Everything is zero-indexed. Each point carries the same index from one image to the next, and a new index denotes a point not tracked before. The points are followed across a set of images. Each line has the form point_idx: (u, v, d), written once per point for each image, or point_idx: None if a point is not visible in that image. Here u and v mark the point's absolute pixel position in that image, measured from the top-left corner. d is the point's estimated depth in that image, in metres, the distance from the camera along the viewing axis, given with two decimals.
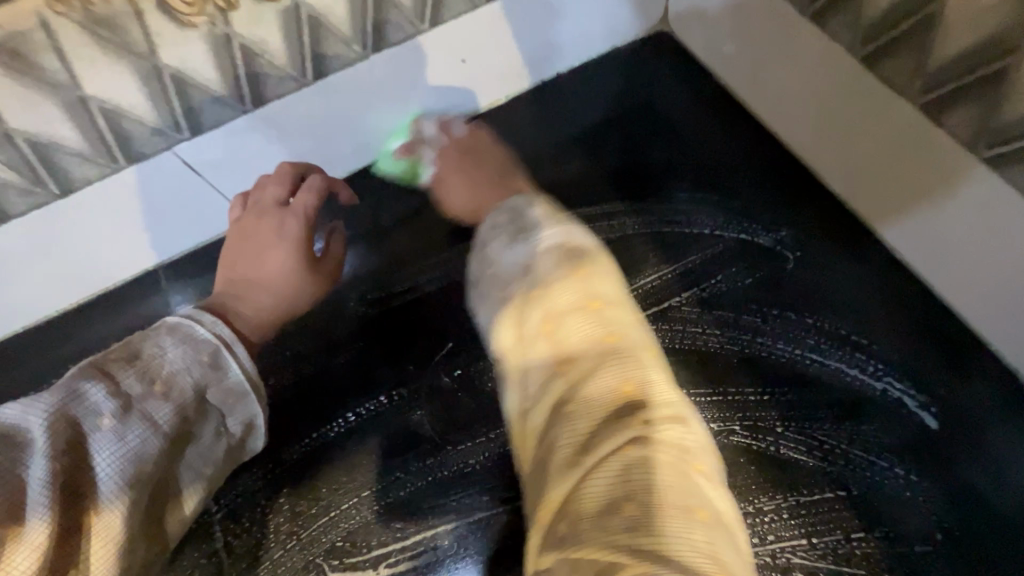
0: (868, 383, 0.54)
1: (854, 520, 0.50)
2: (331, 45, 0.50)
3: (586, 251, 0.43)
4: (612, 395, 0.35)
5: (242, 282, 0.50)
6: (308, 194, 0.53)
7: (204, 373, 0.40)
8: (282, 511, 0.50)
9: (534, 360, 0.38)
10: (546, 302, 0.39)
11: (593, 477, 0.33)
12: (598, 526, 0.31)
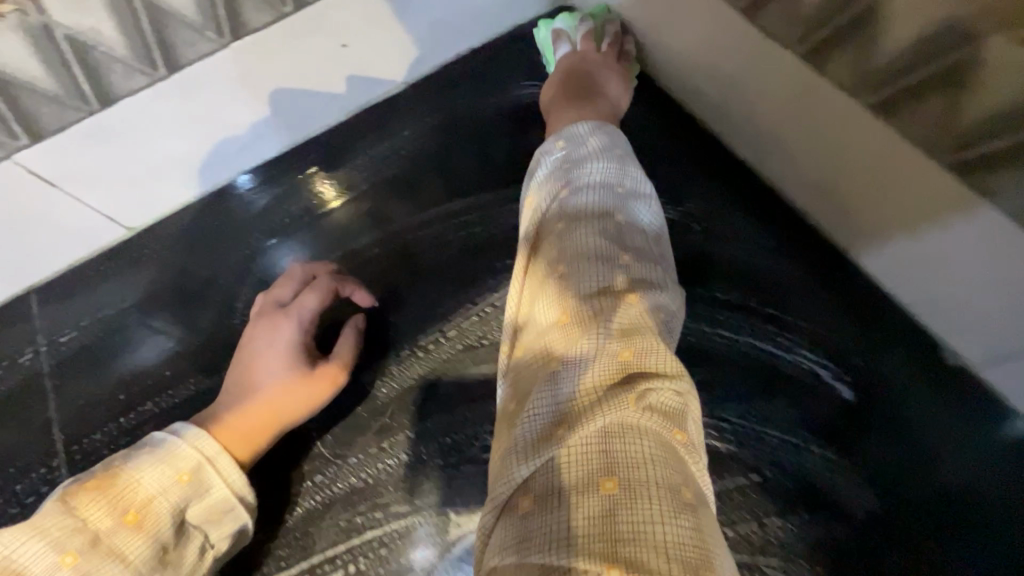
0: (778, 356, 0.51)
1: (769, 493, 0.48)
2: (178, 30, 0.45)
3: (615, 207, 0.44)
4: (605, 355, 0.35)
5: (238, 388, 0.51)
6: (308, 303, 0.53)
7: (183, 492, 0.45)
8: None
9: (542, 316, 0.40)
10: (560, 251, 0.41)
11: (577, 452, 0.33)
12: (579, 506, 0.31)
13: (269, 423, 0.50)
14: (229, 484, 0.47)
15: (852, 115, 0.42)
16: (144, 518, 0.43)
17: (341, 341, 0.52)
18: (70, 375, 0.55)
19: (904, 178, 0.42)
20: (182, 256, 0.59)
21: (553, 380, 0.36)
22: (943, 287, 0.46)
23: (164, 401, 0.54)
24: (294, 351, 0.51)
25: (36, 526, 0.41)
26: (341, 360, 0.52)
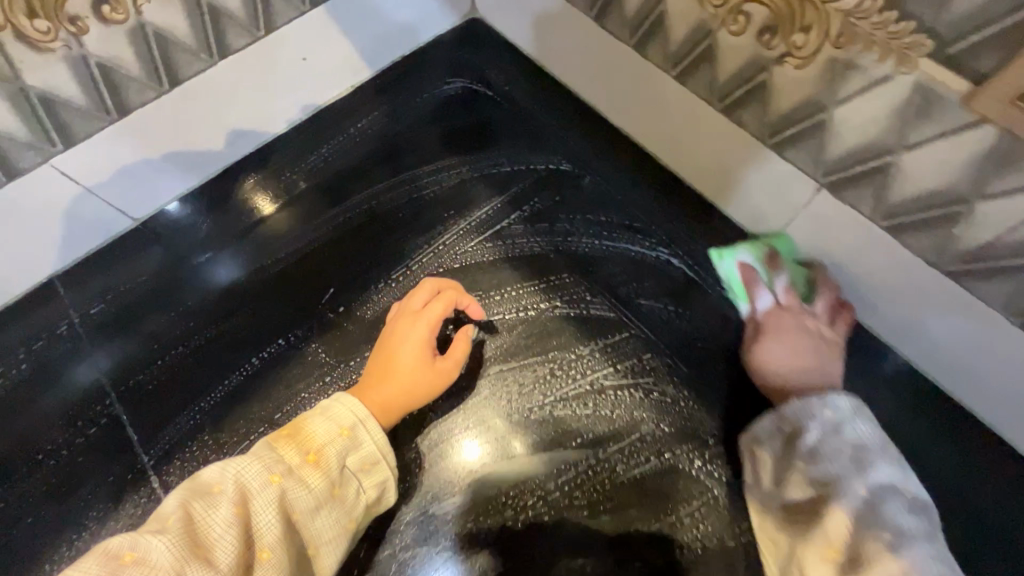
0: (650, 251, 0.64)
1: (654, 348, 0.61)
2: (178, 52, 0.59)
3: (930, 520, 0.46)
4: None
5: (377, 368, 0.57)
6: (438, 304, 0.59)
7: (343, 443, 0.51)
8: (206, 440, 0.58)
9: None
10: (907, 552, 0.43)
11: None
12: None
13: (401, 402, 0.56)
14: (376, 443, 0.53)
15: (653, 76, 0.61)
16: (322, 460, 0.50)
17: (461, 342, 0.59)
18: (100, 338, 0.64)
19: (699, 119, 0.59)
20: (180, 236, 0.68)
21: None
22: (923, 329, 0.55)
23: (177, 355, 0.63)
24: (423, 345, 0.58)
25: (252, 453, 0.49)
26: (459, 356, 0.58)
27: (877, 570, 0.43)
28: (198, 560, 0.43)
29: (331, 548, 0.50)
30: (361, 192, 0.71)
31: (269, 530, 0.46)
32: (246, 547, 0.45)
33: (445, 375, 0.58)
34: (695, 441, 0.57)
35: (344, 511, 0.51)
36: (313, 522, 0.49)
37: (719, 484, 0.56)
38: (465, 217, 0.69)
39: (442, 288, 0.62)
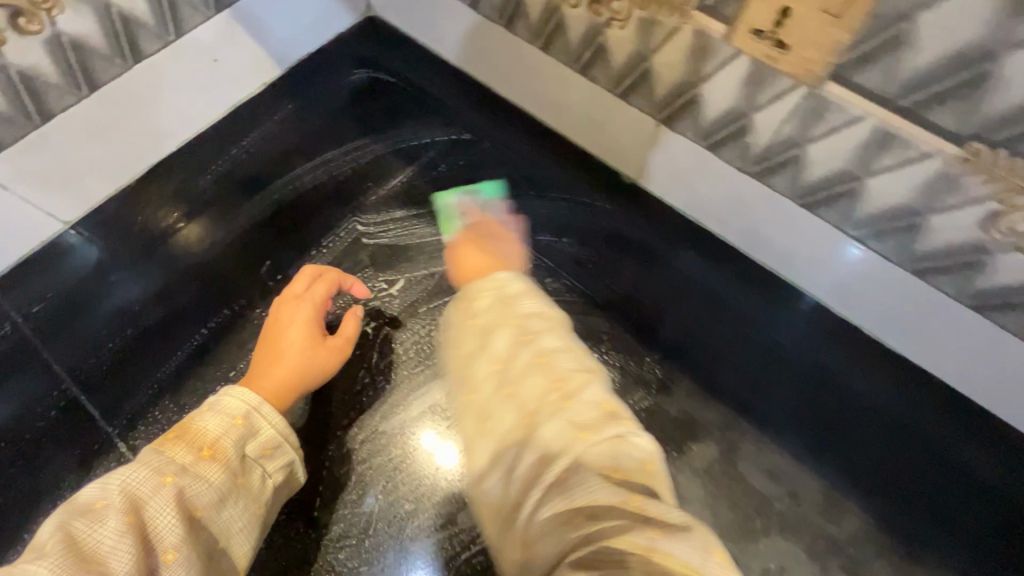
0: (543, 198, 0.76)
1: (553, 274, 0.72)
2: (94, 59, 0.65)
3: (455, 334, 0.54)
4: (543, 387, 0.47)
5: (268, 356, 0.62)
6: (321, 284, 0.67)
7: (240, 435, 0.53)
8: (169, 403, 0.65)
9: (522, 386, 0.47)
10: (484, 351, 0.51)
11: (572, 463, 0.42)
12: (535, 490, 0.43)
13: (297, 382, 0.61)
14: (275, 426, 0.55)
15: (523, 48, 0.73)
16: (217, 451, 0.50)
17: (348, 322, 0.66)
18: (45, 331, 0.67)
19: (566, 81, 0.72)
20: (112, 232, 0.73)
21: (536, 435, 0.45)
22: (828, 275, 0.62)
23: (125, 336, 0.68)
24: (309, 326, 0.64)
25: (137, 464, 0.48)
26: (349, 333, 0.66)
27: (510, 346, 0.50)
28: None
29: (243, 537, 0.51)
30: (283, 176, 0.78)
31: (170, 531, 0.45)
32: (147, 554, 0.43)
33: (336, 352, 0.64)
34: (593, 340, 0.68)
35: (251, 498, 0.52)
36: (221, 515, 0.49)
37: (620, 370, 0.67)
38: (382, 185, 0.78)
39: (318, 274, 0.68)
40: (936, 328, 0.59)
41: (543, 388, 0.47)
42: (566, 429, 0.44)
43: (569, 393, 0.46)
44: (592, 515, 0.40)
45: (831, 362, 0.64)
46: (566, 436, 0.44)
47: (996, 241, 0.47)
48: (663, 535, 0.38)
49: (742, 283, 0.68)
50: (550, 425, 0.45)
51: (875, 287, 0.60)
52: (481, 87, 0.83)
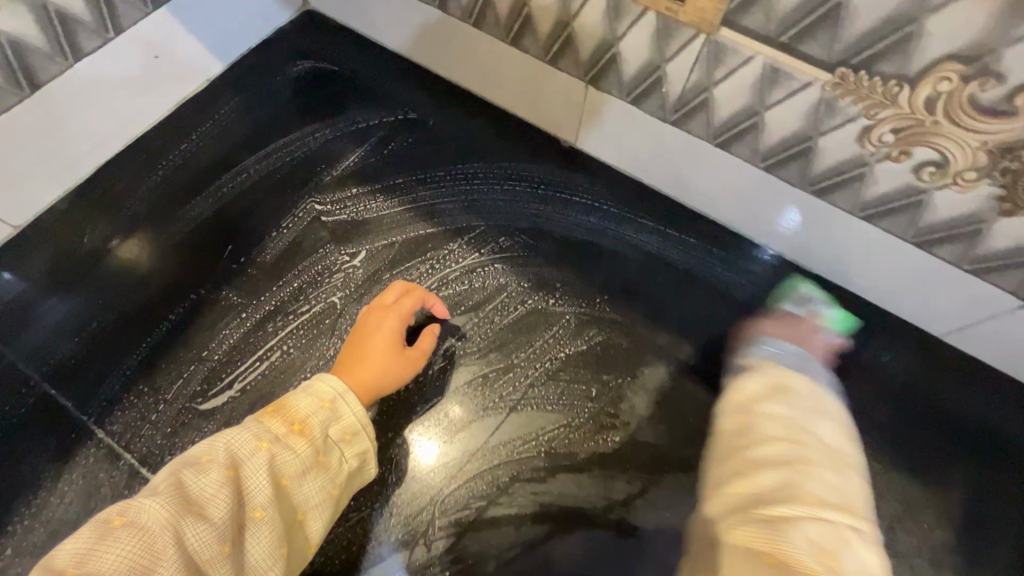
0: (490, 167, 0.81)
1: (508, 233, 0.77)
2: (35, 57, 0.67)
3: (774, 378, 0.60)
4: (782, 444, 0.53)
5: (352, 355, 0.64)
6: (409, 299, 0.68)
7: (324, 414, 0.56)
8: (143, 388, 0.65)
9: (764, 432, 0.54)
10: (744, 395, 0.60)
11: (789, 516, 0.47)
12: (750, 514, 0.49)
13: (373, 384, 0.62)
14: (356, 415, 0.58)
15: (457, 27, 0.78)
16: (305, 428, 0.54)
17: (428, 336, 0.67)
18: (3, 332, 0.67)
19: (500, 55, 0.77)
20: (64, 231, 0.73)
21: (761, 476, 0.51)
22: (783, 232, 0.71)
23: (90, 330, 0.68)
24: (392, 335, 0.65)
25: (238, 429, 0.53)
26: (426, 346, 0.67)
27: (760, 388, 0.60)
28: (190, 517, 0.46)
29: (319, 512, 0.54)
30: (238, 165, 0.80)
31: (258, 493, 0.50)
32: (240, 509, 0.49)
33: (413, 362, 0.65)
34: (549, 287, 0.74)
35: (329, 478, 0.55)
36: (301, 488, 0.53)
37: (575, 310, 0.72)
38: (336, 167, 0.81)
39: (411, 288, 0.70)
40: (879, 265, 0.67)
41: (781, 440, 0.53)
42: (784, 488, 0.49)
43: (806, 456, 0.52)
44: (788, 562, 0.44)
45: (750, 280, 0.73)
46: (782, 492, 0.49)
47: (872, 153, 0.56)
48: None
49: (673, 226, 0.76)
50: (773, 473, 0.51)
51: (822, 235, 0.68)
52: (423, 71, 0.88)
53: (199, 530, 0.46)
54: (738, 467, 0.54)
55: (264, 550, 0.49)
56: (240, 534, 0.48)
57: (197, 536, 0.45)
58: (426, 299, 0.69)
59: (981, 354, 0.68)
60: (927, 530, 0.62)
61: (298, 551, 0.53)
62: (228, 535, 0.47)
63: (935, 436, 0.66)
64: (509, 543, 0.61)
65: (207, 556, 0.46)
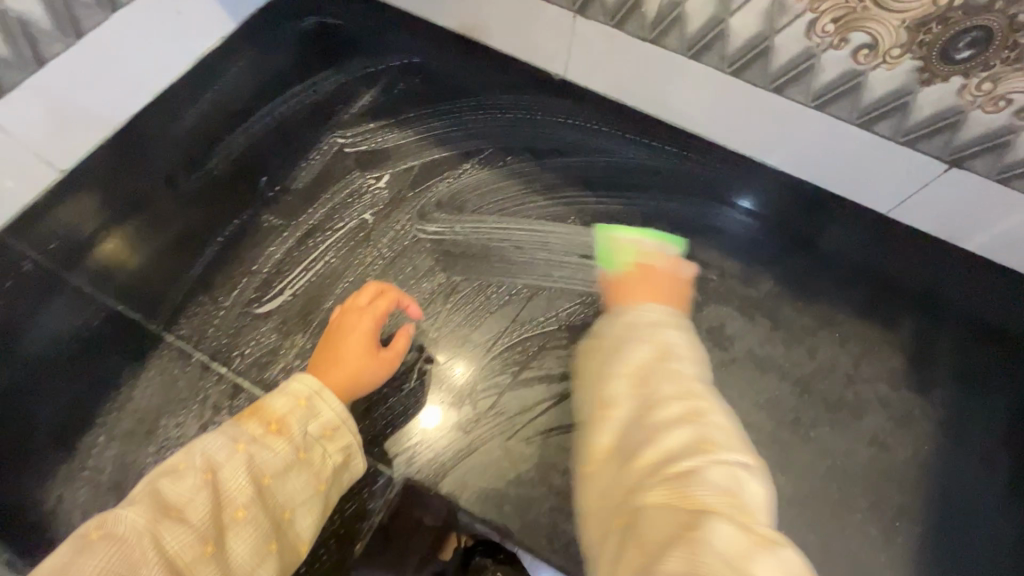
0: (492, 99, 0.91)
1: (515, 153, 0.87)
2: (82, 9, 0.70)
3: (665, 339, 0.62)
4: (676, 393, 0.56)
5: (327, 358, 0.67)
6: (383, 300, 0.71)
7: (301, 412, 0.61)
8: (205, 299, 0.73)
9: (660, 390, 0.57)
10: (626, 363, 0.60)
11: (694, 472, 0.49)
12: (660, 476, 0.50)
13: (350, 384, 0.66)
14: (334, 412, 0.62)
15: None
16: (282, 428, 0.59)
17: (400, 340, 0.70)
18: (72, 263, 0.74)
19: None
20: (112, 176, 0.80)
21: (665, 432, 0.53)
22: (753, 134, 0.82)
23: (150, 255, 0.76)
24: (366, 338, 0.68)
25: (216, 435, 0.58)
26: (401, 347, 0.70)
27: (629, 366, 0.60)
28: (170, 521, 0.52)
29: (307, 506, 0.59)
30: (261, 110, 0.88)
31: (238, 493, 0.55)
32: (222, 510, 0.54)
33: (388, 362, 0.69)
34: (555, 194, 0.84)
35: (313, 474, 0.60)
36: (283, 485, 0.58)
37: (579, 212, 0.82)
38: (352, 106, 0.90)
39: (381, 292, 0.72)
40: (836, 154, 0.79)
41: (675, 403, 0.55)
42: (691, 443, 0.52)
43: (700, 408, 0.55)
44: (706, 517, 0.46)
45: (721, 178, 0.86)
46: (686, 449, 0.52)
47: (818, 45, 0.68)
48: (760, 548, 0.44)
49: (657, 139, 0.88)
50: (678, 428, 0.53)
51: (787, 132, 0.79)
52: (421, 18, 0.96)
53: (177, 532, 0.51)
54: (639, 427, 0.55)
55: (248, 548, 0.54)
56: (222, 533, 0.53)
57: (175, 541, 0.51)
58: (392, 304, 0.72)
59: (923, 225, 0.80)
60: (886, 361, 0.75)
61: (290, 546, 0.58)
62: (210, 536, 0.53)
63: (885, 290, 0.80)
64: (543, 398, 0.70)
65: (190, 556, 0.51)
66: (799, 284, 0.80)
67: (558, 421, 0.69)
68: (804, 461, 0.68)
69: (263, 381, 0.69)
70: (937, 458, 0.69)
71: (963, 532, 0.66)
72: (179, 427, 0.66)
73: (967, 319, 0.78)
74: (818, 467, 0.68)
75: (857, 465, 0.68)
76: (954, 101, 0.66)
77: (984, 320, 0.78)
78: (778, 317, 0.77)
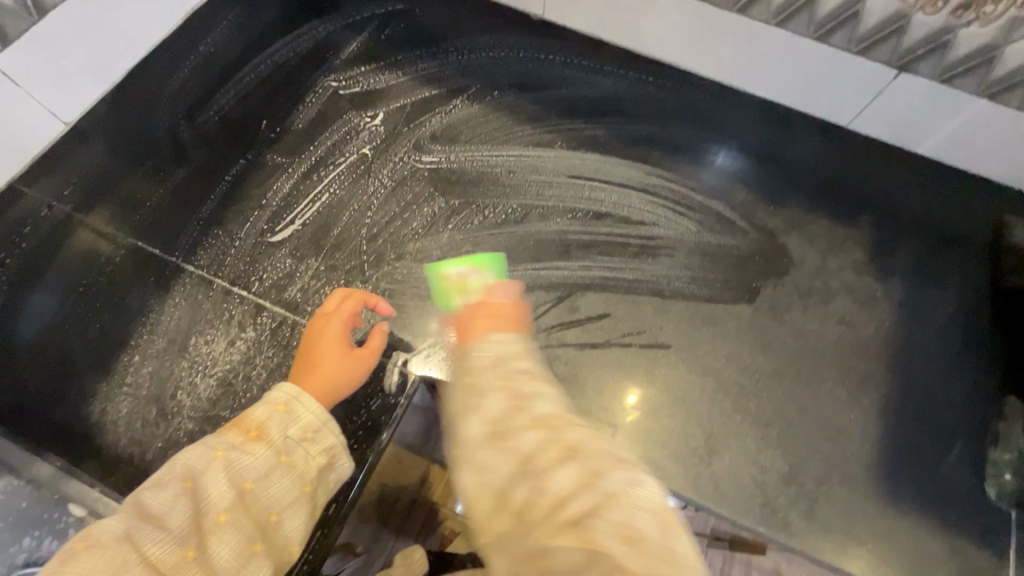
0: (476, 39, 0.95)
1: (501, 88, 0.92)
2: None
3: (480, 393, 0.48)
4: (507, 445, 0.45)
5: (305, 366, 0.66)
6: (350, 301, 0.70)
7: (280, 416, 0.58)
8: (219, 233, 0.78)
9: (523, 438, 0.45)
10: (482, 413, 0.46)
11: (587, 512, 0.40)
12: (564, 533, 0.40)
13: (333, 387, 0.65)
14: (314, 414, 0.59)
15: None
16: (262, 433, 0.57)
17: (375, 338, 0.70)
18: (88, 205, 0.78)
19: None
20: (117, 126, 0.81)
21: (552, 478, 0.42)
22: (720, 61, 0.88)
23: (160, 196, 0.80)
24: (339, 340, 0.68)
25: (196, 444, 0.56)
26: (377, 344, 0.70)
27: (486, 410, 0.46)
28: (150, 527, 0.50)
29: (294, 510, 0.56)
30: (255, 59, 0.90)
31: (218, 499, 0.52)
32: (201, 518, 0.51)
33: (367, 360, 0.68)
34: (542, 124, 0.89)
35: (297, 476, 0.57)
36: (268, 487, 0.55)
37: (564, 138, 0.88)
38: (342, 52, 0.93)
39: (346, 296, 0.71)
40: (797, 74, 0.84)
41: (541, 441, 0.44)
42: (577, 481, 0.42)
43: (574, 439, 0.45)
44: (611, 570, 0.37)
45: (697, 101, 0.92)
46: (569, 480, 0.42)
47: None
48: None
49: (634, 68, 0.93)
50: (558, 467, 0.43)
51: (751, 56, 0.85)
52: None
53: (157, 539, 0.49)
54: (508, 477, 0.44)
55: (231, 554, 0.51)
56: (204, 540, 0.51)
57: (156, 545, 0.49)
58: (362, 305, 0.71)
59: (879, 133, 0.87)
60: (849, 254, 0.83)
61: (278, 551, 0.54)
62: (191, 540, 0.50)
63: (847, 191, 0.87)
64: (543, 301, 0.77)
65: (171, 561, 0.49)
66: (772, 191, 0.87)
67: (558, 318, 0.76)
68: (776, 340, 0.76)
69: (283, 301, 0.74)
70: (897, 331, 0.78)
71: (920, 392, 0.74)
72: (207, 344, 0.72)
73: (926, 212, 0.86)
74: (792, 345, 0.76)
75: (826, 341, 0.77)
76: (898, 6, 0.71)
77: (939, 211, 0.85)
78: (752, 221, 0.84)
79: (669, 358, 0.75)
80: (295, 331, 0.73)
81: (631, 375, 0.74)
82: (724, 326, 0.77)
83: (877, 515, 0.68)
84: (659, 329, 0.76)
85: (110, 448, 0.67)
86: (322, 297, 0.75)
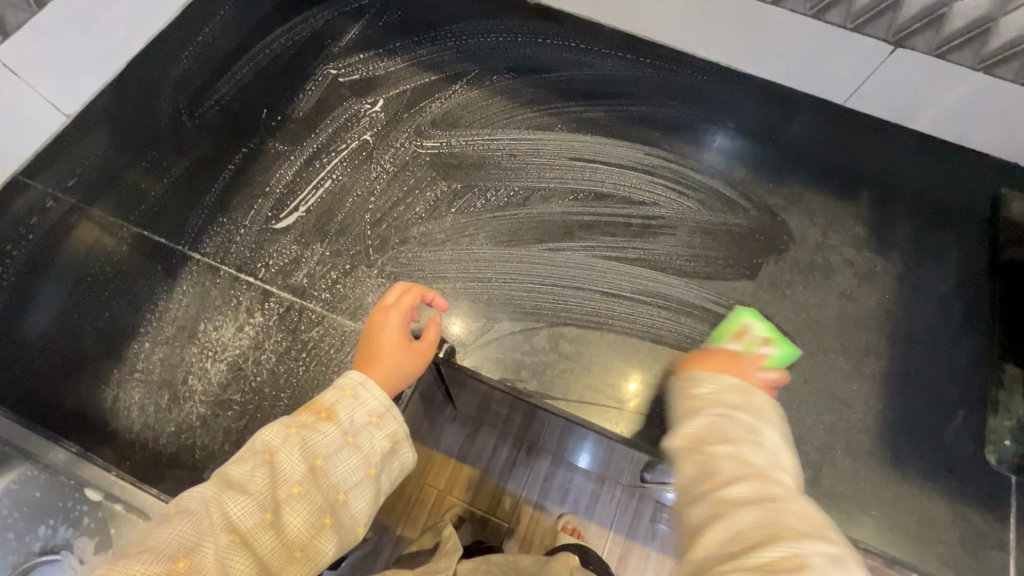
0: (473, 25, 0.95)
1: (498, 73, 0.92)
2: None
3: (692, 424, 0.57)
4: (700, 473, 0.53)
5: (366, 357, 0.66)
6: (408, 296, 0.70)
7: (344, 399, 0.60)
8: (224, 222, 0.78)
9: (719, 468, 0.52)
10: (683, 434, 0.57)
11: (764, 548, 0.46)
12: (738, 565, 0.45)
13: (392, 377, 0.65)
14: (378, 399, 0.60)
15: None
16: (332, 413, 0.58)
17: (432, 329, 0.69)
18: (94, 197, 0.78)
19: None
20: (117, 118, 0.81)
21: (734, 511, 0.49)
22: (718, 43, 0.88)
23: (164, 187, 0.80)
24: (398, 332, 0.67)
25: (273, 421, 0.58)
26: (432, 337, 0.68)
27: (691, 429, 0.57)
28: (233, 493, 0.53)
29: (358, 489, 0.57)
30: (254, 48, 0.90)
31: (294, 471, 0.54)
32: (280, 488, 0.53)
33: (424, 352, 0.67)
34: (541, 108, 0.89)
35: (363, 457, 0.57)
36: (336, 466, 0.56)
37: (564, 121, 0.88)
38: (340, 40, 0.93)
39: (406, 291, 0.71)
40: (795, 55, 0.84)
41: (733, 473, 0.52)
42: (758, 520, 0.48)
43: (768, 489, 0.50)
44: None
45: (695, 82, 0.92)
46: (754, 519, 0.48)
47: None
48: None
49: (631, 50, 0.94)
50: (742, 508, 0.49)
51: (750, 37, 0.84)
52: None
53: (240, 504, 0.52)
54: (699, 493, 0.52)
55: (303, 524, 0.53)
56: (280, 508, 0.53)
57: (240, 509, 0.52)
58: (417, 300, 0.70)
59: (878, 113, 0.87)
60: (850, 228, 0.84)
61: (343, 528, 0.55)
62: (269, 505, 0.53)
63: (847, 168, 0.88)
64: (546, 281, 0.78)
65: (251, 524, 0.52)
66: (772, 170, 0.88)
67: (563, 298, 0.77)
68: (778, 315, 0.78)
69: (289, 286, 0.75)
70: (897, 303, 0.79)
71: (921, 361, 0.76)
72: (217, 330, 0.73)
73: (923, 187, 0.87)
74: (796, 319, 0.77)
75: (829, 314, 0.78)
76: None
77: (937, 186, 0.86)
78: (754, 199, 0.85)
79: (674, 335, 0.76)
80: (303, 316, 0.73)
81: (635, 352, 0.75)
82: (727, 303, 0.78)
83: (882, 481, 0.70)
84: (660, 305, 0.77)
85: (128, 432, 0.68)
86: (329, 282, 0.75)
